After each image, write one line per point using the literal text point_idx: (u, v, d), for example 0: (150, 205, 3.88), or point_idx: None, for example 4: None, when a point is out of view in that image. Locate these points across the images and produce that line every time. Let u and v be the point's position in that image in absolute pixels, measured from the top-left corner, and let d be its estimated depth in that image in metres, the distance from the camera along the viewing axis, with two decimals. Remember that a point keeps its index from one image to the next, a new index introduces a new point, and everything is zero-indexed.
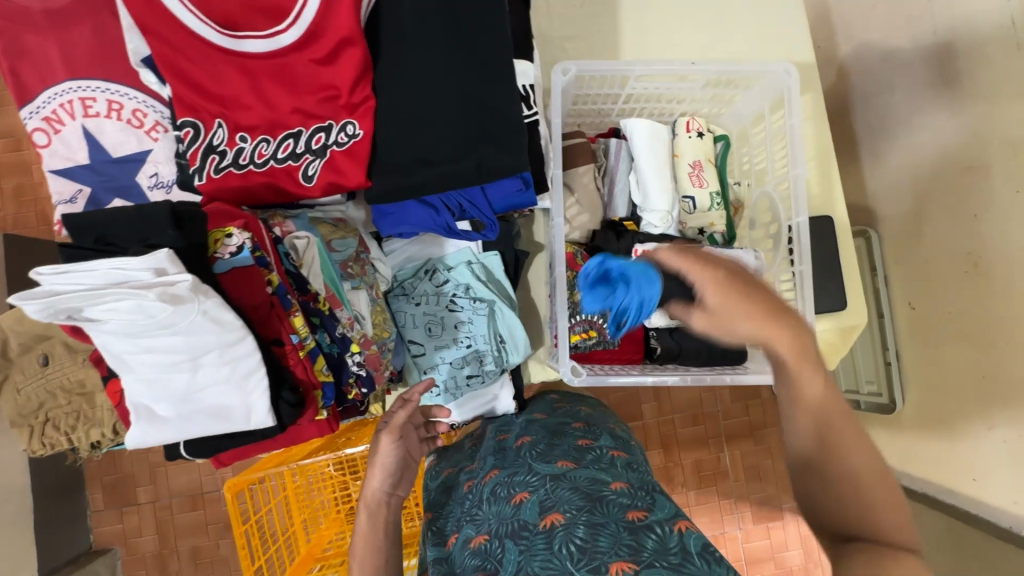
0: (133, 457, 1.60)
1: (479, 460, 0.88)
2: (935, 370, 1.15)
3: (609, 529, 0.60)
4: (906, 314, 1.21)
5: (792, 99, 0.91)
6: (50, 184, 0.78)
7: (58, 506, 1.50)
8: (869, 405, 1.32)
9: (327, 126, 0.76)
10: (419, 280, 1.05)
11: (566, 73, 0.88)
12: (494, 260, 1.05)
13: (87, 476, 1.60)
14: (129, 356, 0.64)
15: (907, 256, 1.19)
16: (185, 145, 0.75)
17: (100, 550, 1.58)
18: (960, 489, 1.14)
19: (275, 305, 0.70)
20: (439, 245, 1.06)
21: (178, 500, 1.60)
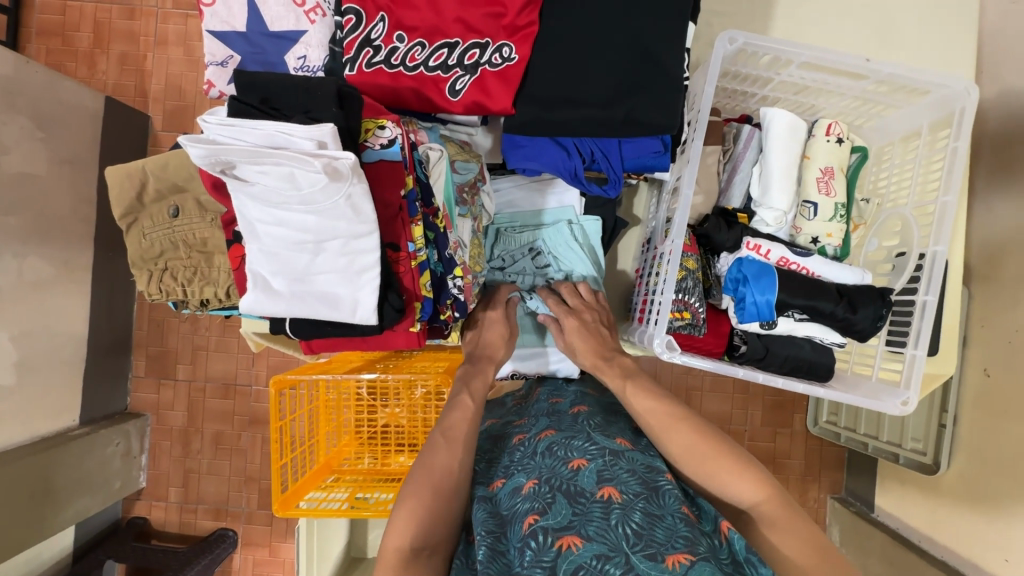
0: (179, 336, 1.67)
1: (530, 418, 0.89)
2: (995, 442, 1.10)
3: (666, 521, 0.63)
4: (976, 379, 1.16)
5: (963, 120, 0.84)
6: (206, 44, 0.79)
7: (105, 363, 1.59)
8: (908, 461, 1.26)
9: (484, 43, 0.74)
10: (515, 227, 1.05)
11: (733, 42, 0.82)
12: (594, 226, 1.03)
13: (134, 342, 1.68)
14: (260, 223, 0.65)
15: (997, 320, 1.12)
16: (345, 32, 0.75)
17: (133, 414, 1.67)
18: (985, 565, 1.10)
19: (402, 210, 0.70)
20: (542, 197, 1.05)
21: (212, 385, 1.67)
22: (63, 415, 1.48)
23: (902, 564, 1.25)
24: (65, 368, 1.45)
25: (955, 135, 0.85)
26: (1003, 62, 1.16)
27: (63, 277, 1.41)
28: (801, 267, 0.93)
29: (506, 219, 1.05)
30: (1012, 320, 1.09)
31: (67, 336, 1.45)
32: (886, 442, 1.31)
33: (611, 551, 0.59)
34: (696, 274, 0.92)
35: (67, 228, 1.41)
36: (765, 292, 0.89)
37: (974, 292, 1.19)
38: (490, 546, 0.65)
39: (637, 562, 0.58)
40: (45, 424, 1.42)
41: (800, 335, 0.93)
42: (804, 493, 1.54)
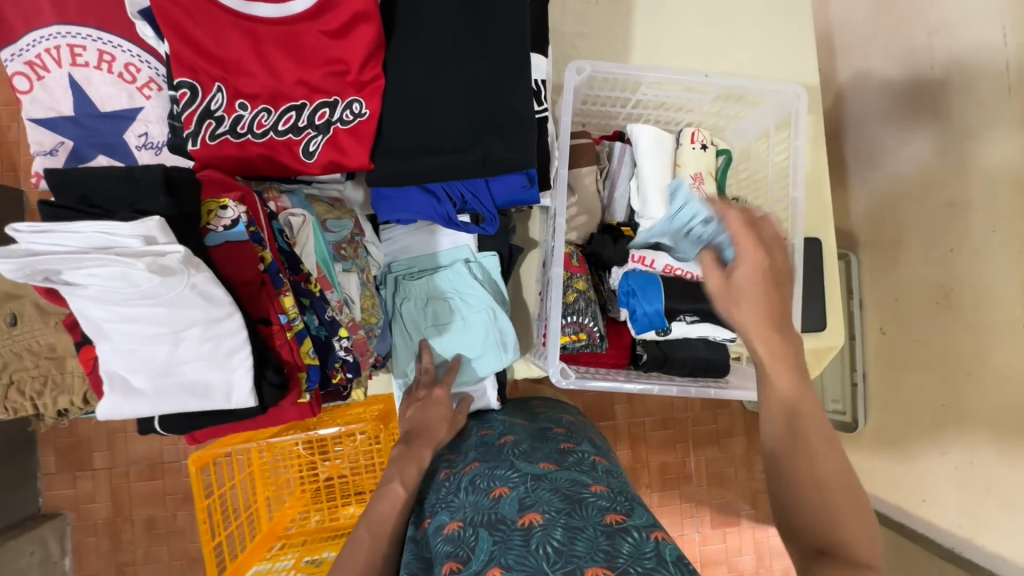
0: (90, 422, 1.54)
1: (461, 453, 0.88)
2: (897, 394, 1.19)
3: (587, 533, 0.58)
4: (875, 338, 1.24)
5: (799, 121, 0.92)
6: (29, 134, 0.74)
7: (8, 467, 1.44)
8: (833, 422, 1.35)
9: (332, 101, 0.73)
10: (413, 273, 1.05)
11: (581, 72, 0.86)
12: (491, 261, 1.04)
13: (39, 438, 1.53)
14: (105, 322, 0.61)
15: (882, 282, 1.22)
16: (181, 106, 0.71)
17: (50, 514, 1.52)
18: (910, 508, 1.19)
19: (265, 284, 0.68)
20: (435, 240, 1.05)
21: (136, 468, 1.55)
22: None
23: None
24: None
25: (795, 134, 0.92)
26: (854, 49, 1.30)
27: None
28: (688, 272, 0.96)
29: (405, 267, 1.06)
30: (893, 280, 1.19)
31: None
32: None
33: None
34: (588, 294, 0.94)
35: None
36: (653, 302, 0.93)
37: (861, 259, 1.29)
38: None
39: None
40: None
41: (695, 336, 0.98)
42: (751, 467, 1.60)
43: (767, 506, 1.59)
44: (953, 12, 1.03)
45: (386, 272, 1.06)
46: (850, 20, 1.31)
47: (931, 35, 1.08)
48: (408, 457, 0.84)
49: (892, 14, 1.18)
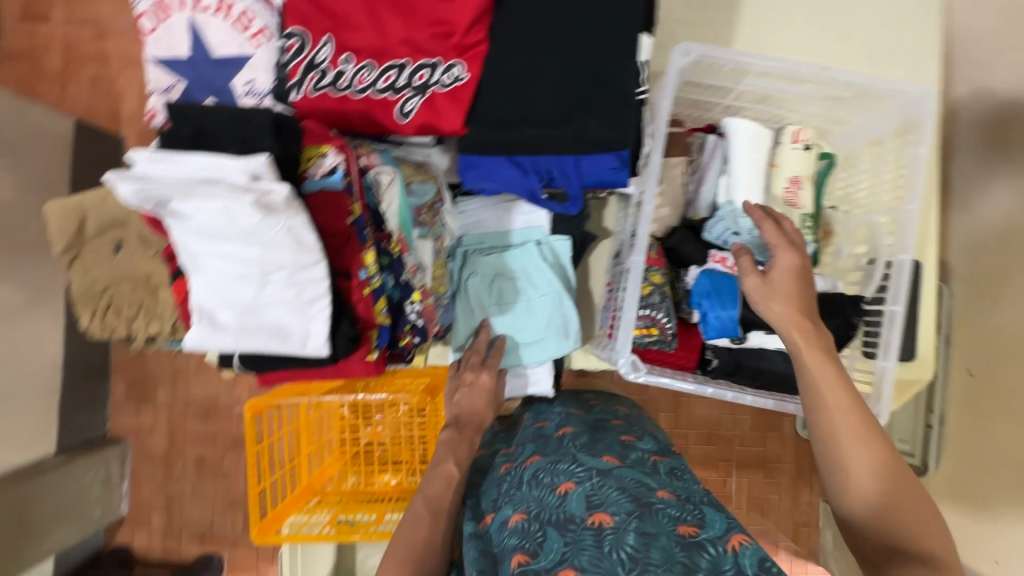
0: (159, 360, 1.63)
1: (517, 446, 0.88)
2: (981, 444, 1.07)
3: (661, 540, 0.58)
4: (961, 379, 1.13)
5: (925, 128, 0.84)
6: (149, 73, 0.77)
7: (84, 390, 1.56)
8: None
9: (433, 63, 0.72)
10: (482, 249, 1.04)
11: (688, 55, 0.82)
12: (563, 245, 1.02)
13: (113, 367, 1.64)
14: (202, 256, 0.63)
15: (980, 321, 1.10)
16: (289, 56, 0.73)
17: (114, 441, 1.63)
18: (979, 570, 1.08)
19: (350, 238, 0.69)
20: (508, 218, 1.03)
21: (193, 409, 1.63)
22: (38, 446, 1.43)
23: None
24: (41, 396, 1.42)
25: (918, 142, 0.84)
26: (974, 63, 1.16)
27: (35, 304, 1.38)
28: None
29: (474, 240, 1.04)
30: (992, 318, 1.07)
31: (43, 364, 1.41)
32: None
33: None
34: (664, 289, 0.91)
35: (30, 253, 1.37)
36: (727, 307, 0.88)
37: (955, 291, 1.18)
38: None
39: None
40: (20, 456, 1.38)
41: (771, 347, 0.92)
42: (796, 497, 1.51)
43: (808, 541, 1.50)
44: None
45: (456, 245, 1.05)
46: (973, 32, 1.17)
47: None
48: (458, 442, 0.84)
49: None
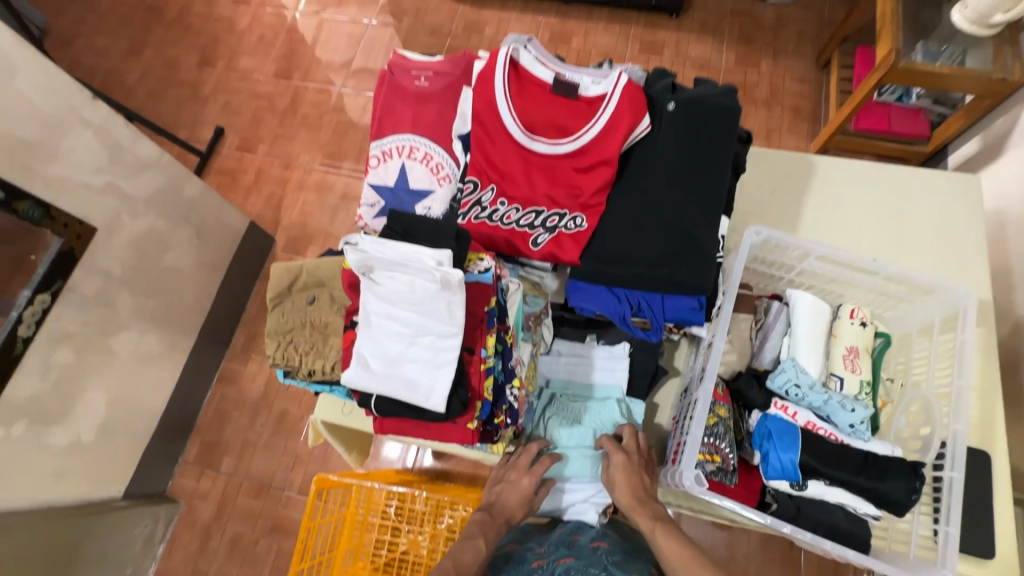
0: (235, 431, 2.02)
1: (549, 546, 1.05)
2: None
3: None
4: None
5: (967, 318, 0.98)
6: (364, 191, 1.12)
7: (164, 445, 1.93)
8: None
9: (563, 213, 1.00)
10: (568, 396, 1.17)
11: (758, 234, 1.04)
12: (639, 407, 1.14)
13: (194, 429, 2.04)
14: (378, 315, 0.86)
15: None
16: (463, 194, 1.03)
17: (168, 499, 1.95)
18: None
19: (482, 321, 0.89)
20: (593, 373, 1.17)
21: (248, 484, 1.95)
22: (114, 485, 1.77)
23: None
24: (131, 436, 1.78)
25: (963, 328, 0.98)
26: None
27: (153, 359, 1.79)
28: (828, 432, 1.00)
29: (560, 386, 1.18)
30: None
31: (145, 411, 1.81)
32: None
33: None
34: (727, 422, 1.01)
35: (167, 322, 1.81)
36: (787, 451, 0.96)
37: None
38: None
39: None
40: (103, 487, 1.72)
41: (833, 501, 0.96)
42: None
43: None
44: None
45: (544, 386, 1.19)
46: None
47: None
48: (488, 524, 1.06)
49: None
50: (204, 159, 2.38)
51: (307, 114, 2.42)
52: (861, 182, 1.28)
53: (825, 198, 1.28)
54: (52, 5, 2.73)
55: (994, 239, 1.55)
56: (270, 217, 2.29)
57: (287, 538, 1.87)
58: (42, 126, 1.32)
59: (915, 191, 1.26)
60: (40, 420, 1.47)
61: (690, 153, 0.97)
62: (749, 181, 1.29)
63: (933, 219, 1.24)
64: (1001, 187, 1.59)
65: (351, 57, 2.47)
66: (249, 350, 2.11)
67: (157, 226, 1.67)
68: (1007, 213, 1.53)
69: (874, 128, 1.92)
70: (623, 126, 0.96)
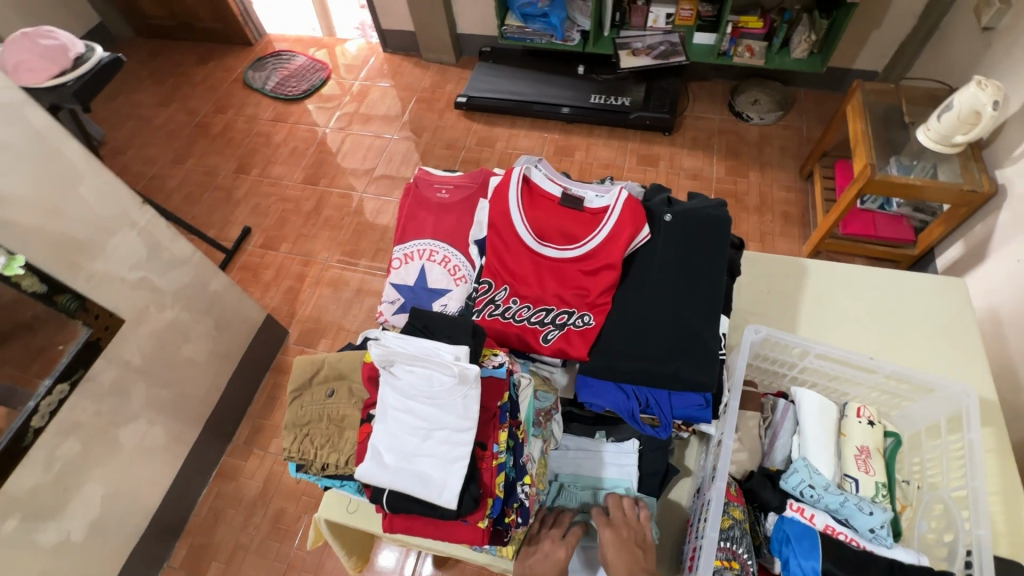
0: (227, 533, 1.93)
1: None
2: None
3: None
4: None
5: (971, 418, 0.98)
6: (386, 289, 1.20)
7: (153, 546, 1.83)
8: None
9: (571, 311, 1.06)
10: (577, 491, 1.13)
11: (757, 332, 1.10)
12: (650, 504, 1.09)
13: (184, 530, 1.95)
14: (395, 407, 0.89)
15: None
16: (478, 293, 1.11)
17: None
18: None
19: (494, 416, 0.92)
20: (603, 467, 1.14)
21: None
22: None
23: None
24: (123, 536, 1.71)
25: (969, 428, 0.98)
26: None
27: (156, 452, 1.77)
28: (849, 537, 0.97)
29: (568, 480, 1.15)
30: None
31: (140, 508, 1.75)
32: None
33: None
34: (742, 525, 0.98)
35: (177, 413, 1.82)
36: (808, 558, 0.93)
37: None
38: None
39: None
40: None
41: None
42: None
43: None
44: None
45: (552, 478, 1.16)
46: None
47: None
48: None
49: None
50: (229, 256, 2.53)
51: (330, 216, 2.62)
52: (852, 283, 1.36)
53: (820, 297, 1.35)
54: (111, 121, 3.08)
55: (992, 337, 1.60)
56: (286, 309, 2.39)
57: None
58: (95, 227, 1.45)
59: (904, 293, 1.33)
60: (35, 516, 1.42)
61: (688, 258, 1.05)
62: (745, 281, 1.38)
63: (927, 319, 1.30)
64: (988, 290, 1.67)
65: (374, 167, 2.72)
66: (252, 444, 2.09)
67: (181, 317, 1.76)
68: (1001, 312, 1.59)
69: (860, 232, 2.06)
70: (625, 234, 1.06)
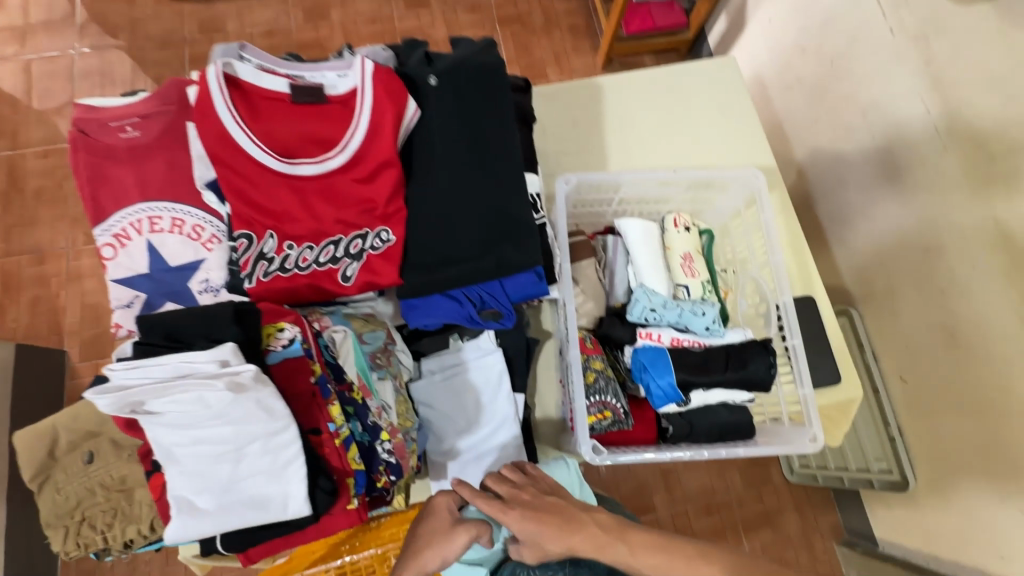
0: None
1: None
2: (933, 437, 1.24)
3: None
4: (898, 386, 1.31)
5: (762, 197, 1.07)
6: (110, 291, 0.87)
7: None
8: (882, 483, 1.36)
9: (364, 233, 0.87)
10: (444, 405, 1.10)
11: (569, 182, 1.05)
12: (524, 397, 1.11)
13: None
14: (177, 446, 0.67)
15: (890, 331, 1.31)
16: (238, 254, 0.84)
17: None
18: (984, 564, 1.17)
19: (315, 395, 0.75)
20: (464, 374, 1.11)
21: None
22: None
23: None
24: None
25: (763, 208, 1.07)
26: (805, 132, 1.53)
27: None
28: (692, 342, 1.04)
29: (443, 407, 1.10)
30: (901, 331, 1.28)
31: None
32: (856, 471, 1.42)
33: None
34: (606, 373, 1.01)
35: None
36: (664, 376, 0.98)
37: (862, 311, 1.39)
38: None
39: None
40: None
41: (714, 402, 1.01)
42: (811, 547, 1.61)
43: None
44: (880, 91, 1.25)
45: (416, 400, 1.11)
46: (794, 111, 1.57)
47: (865, 111, 1.30)
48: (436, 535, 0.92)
49: (827, 100, 1.43)
50: None
51: None
52: (643, 90, 1.31)
53: (619, 116, 1.29)
54: None
55: (759, 98, 1.73)
56: (47, 325, 1.63)
57: None
58: None
59: (687, 85, 1.33)
60: None
61: (473, 128, 0.90)
62: (546, 121, 1.27)
63: (711, 105, 1.32)
64: (750, 54, 1.76)
65: (69, 94, 1.87)
66: None
67: None
68: (763, 74, 1.70)
69: (644, 29, 1.96)
70: (389, 119, 0.84)
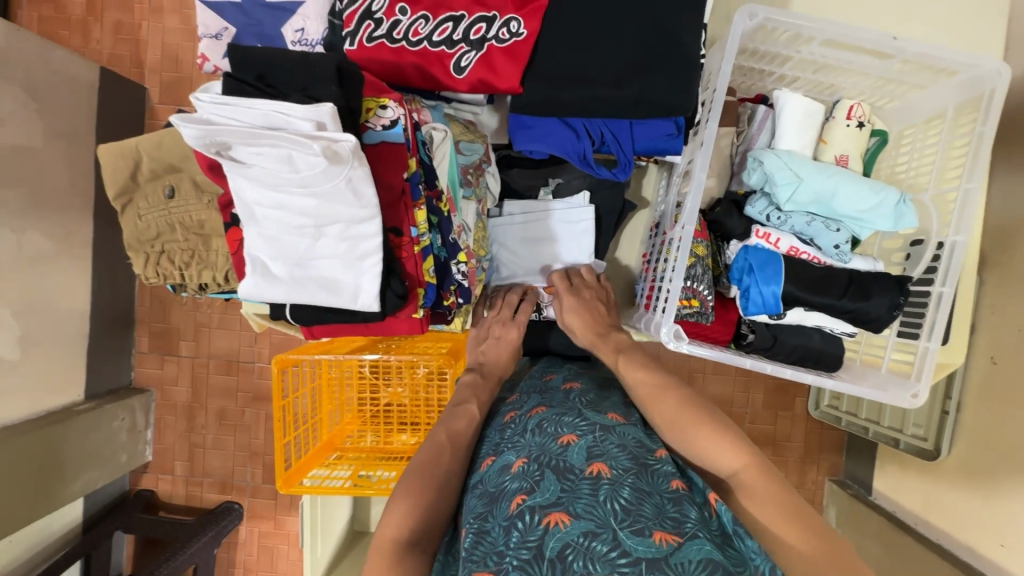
0: None
1: (521, 395, 0.81)
2: (999, 433, 1.00)
3: (655, 498, 0.56)
4: (982, 367, 1.04)
5: (991, 106, 0.81)
6: (199, 15, 0.75)
7: None
8: (909, 447, 1.15)
9: (491, 17, 0.72)
10: (521, 250, 1.03)
11: (754, 17, 0.78)
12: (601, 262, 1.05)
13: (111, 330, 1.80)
14: (257, 206, 0.62)
15: (1005, 307, 1.00)
16: (345, 5, 0.72)
17: (137, 389, 1.55)
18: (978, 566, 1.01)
19: (404, 193, 0.68)
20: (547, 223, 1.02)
21: None
22: None
23: (894, 546, 1.16)
24: None
25: (984, 119, 0.81)
26: None
27: None
28: (811, 256, 0.90)
29: (519, 251, 1.03)
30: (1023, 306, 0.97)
31: None
32: (886, 428, 1.19)
33: (599, 529, 0.53)
34: (706, 261, 0.91)
35: None
36: (772, 283, 0.86)
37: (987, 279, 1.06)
38: (475, 530, 0.58)
39: (624, 537, 0.52)
40: None
41: (810, 325, 0.91)
42: (803, 474, 1.40)
43: None
44: None
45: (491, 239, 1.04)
46: None
47: None
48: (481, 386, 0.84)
49: None
50: None
51: None
52: None
53: None
54: None
55: None
56: (128, 57, 1.47)
57: (244, 432, 1.56)
58: None
59: None
60: None
61: None
62: None
63: None
64: None
65: None
66: None
67: None
68: None
69: None
70: None
